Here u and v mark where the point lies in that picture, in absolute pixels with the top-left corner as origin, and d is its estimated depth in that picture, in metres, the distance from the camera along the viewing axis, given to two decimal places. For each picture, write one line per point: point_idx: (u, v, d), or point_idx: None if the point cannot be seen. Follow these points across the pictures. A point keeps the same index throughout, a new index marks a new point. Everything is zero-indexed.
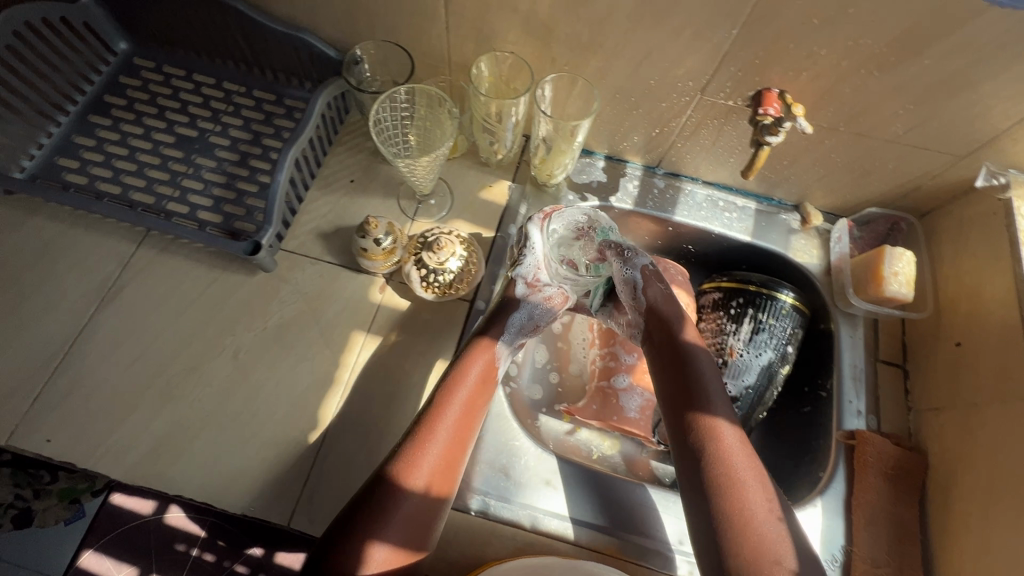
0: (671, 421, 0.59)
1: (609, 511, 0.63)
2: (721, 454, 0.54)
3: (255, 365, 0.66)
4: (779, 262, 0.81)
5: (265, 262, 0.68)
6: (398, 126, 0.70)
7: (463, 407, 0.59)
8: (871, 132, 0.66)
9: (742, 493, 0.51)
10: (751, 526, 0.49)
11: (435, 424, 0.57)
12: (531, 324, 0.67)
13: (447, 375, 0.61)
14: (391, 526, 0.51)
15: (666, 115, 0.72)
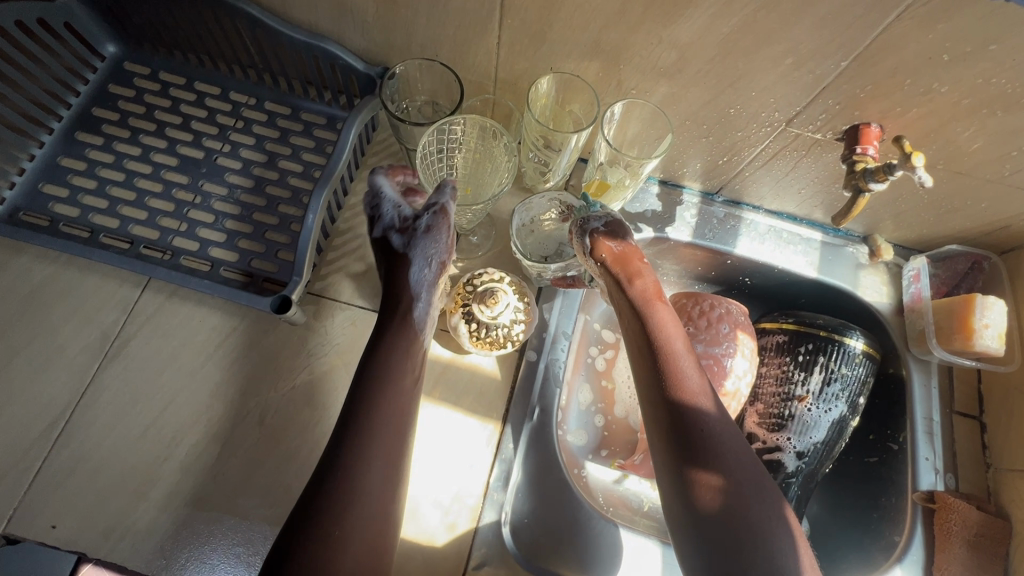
0: (657, 436, 0.51)
1: (548, 526, 0.58)
2: (704, 452, 0.49)
3: (284, 430, 0.59)
4: (845, 300, 0.75)
5: (295, 317, 0.60)
6: (445, 157, 0.64)
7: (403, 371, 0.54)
8: (972, 172, 0.59)
9: (740, 519, 0.46)
10: (753, 553, 0.45)
11: (381, 404, 0.51)
12: (432, 269, 0.59)
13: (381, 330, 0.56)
14: (347, 541, 0.45)
15: (738, 144, 0.65)
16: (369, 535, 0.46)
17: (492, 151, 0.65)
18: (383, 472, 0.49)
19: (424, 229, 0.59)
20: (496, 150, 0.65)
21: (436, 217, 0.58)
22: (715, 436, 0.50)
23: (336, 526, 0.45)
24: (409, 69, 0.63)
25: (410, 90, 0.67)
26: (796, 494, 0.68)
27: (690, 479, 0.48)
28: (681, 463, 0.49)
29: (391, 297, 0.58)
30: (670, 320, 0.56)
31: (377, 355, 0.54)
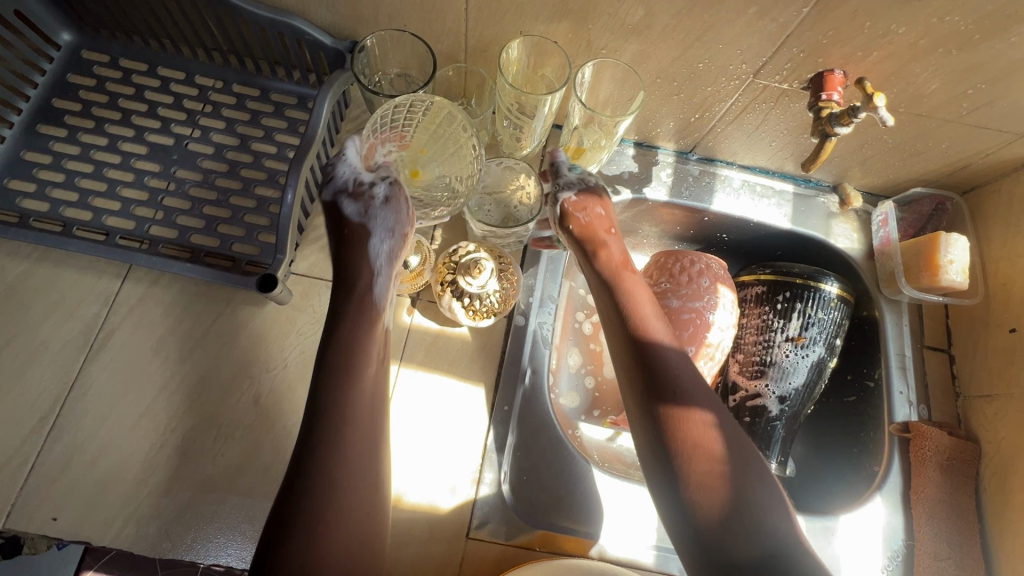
0: (621, 375, 0.52)
1: (540, 493, 0.60)
2: (662, 376, 0.48)
3: (280, 409, 0.60)
4: (818, 248, 0.77)
5: (280, 296, 0.60)
6: (387, 129, 0.53)
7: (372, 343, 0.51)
8: (932, 113, 0.62)
9: (708, 450, 0.45)
10: (722, 482, 0.44)
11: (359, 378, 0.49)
12: (393, 242, 0.54)
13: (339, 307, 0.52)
14: (336, 513, 0.43)
15: (709, 100, 0.66)
16: (360, 513, 0.44)
17: (457, 126, 0.55)
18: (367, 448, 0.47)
19: (381, 200, 0.53)
20: (458, 127, 0.55)
21: (394, 188, 0.53)
22: (678, 375, 0.49)
23: (326, 523, 0.42)
24: (380, 41, 0.62)
25: (381, 63, 0.66)
26: (781, 436, 0.71)
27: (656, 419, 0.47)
28: (646, 403, 0.48)
29: (341, 261, 0.53)
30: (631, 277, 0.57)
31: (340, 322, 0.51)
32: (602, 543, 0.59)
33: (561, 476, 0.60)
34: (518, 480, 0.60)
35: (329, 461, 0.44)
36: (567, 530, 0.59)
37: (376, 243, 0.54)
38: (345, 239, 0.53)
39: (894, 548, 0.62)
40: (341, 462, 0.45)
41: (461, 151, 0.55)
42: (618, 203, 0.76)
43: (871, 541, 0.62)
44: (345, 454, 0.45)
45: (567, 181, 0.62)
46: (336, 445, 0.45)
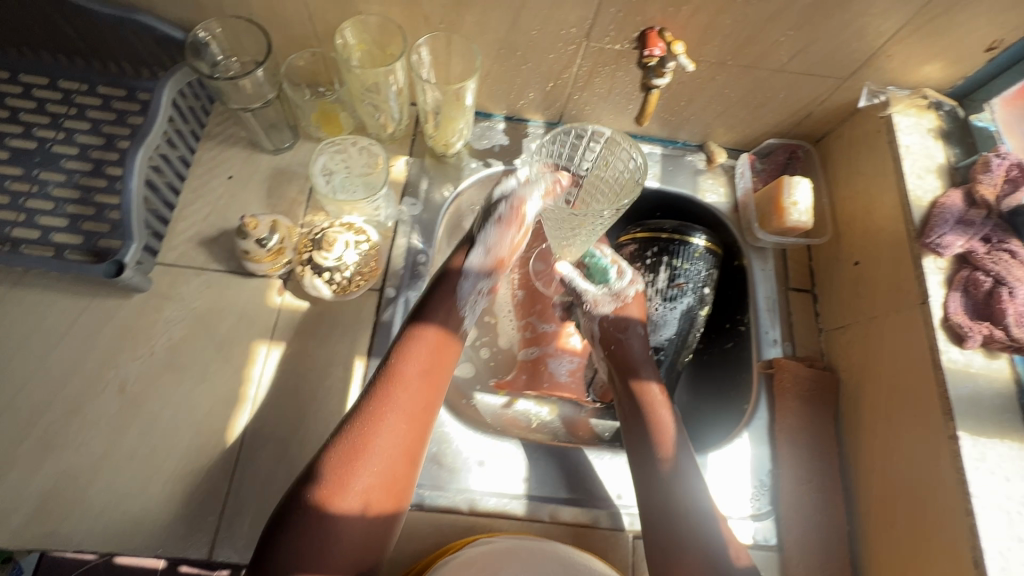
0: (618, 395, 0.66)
1: (570, 483, 0.63)
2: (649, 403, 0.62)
3: (147, 395, 0.60)
4: (689, 205, 0.81)
5: (137, 282, 0.61)
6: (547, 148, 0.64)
7: (404, 409, 0.54)
8: (758, 63, 0.65)
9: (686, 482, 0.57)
10: (693, 512, 0.55)
11: (381, 426, 0.52)
12: (488, 261, 0.63)
13: (384, 371, 0.56)
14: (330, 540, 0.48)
15: (556, 67, 0.69)
16: (373, 498, 0.50)
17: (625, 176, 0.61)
18: (374, 483, 0.50)
19: (497, 216, 0.62)
20: (619, 167, 0.63)
21: (513, 194, 0.62)
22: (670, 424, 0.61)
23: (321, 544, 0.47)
24: (213, 32, 0.61)
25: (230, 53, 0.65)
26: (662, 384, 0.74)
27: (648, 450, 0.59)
28: (642, 438, 0.60)
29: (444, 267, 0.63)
30: (637, 334, 0.67)
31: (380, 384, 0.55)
32: (474, 501, 0.60)
33: (547, 457, 0.64)
34: (541, 470, 0.63)
35: (350, 446, 0.51)
36: (598, 516, 0.61)
37: (466, 285, 0.61)
38: (436, 293, 0.60)
39: (761, 478, 0.65)
40: (368, 451, 0.51)
41: (619, 194, 0.61)
42: (492, 175, 0.78)
43: (738, 473, 0.65)
44: (369, 445, 0.51)
45: (591, 295, 0.70)
46: (369, 433, 0.52)
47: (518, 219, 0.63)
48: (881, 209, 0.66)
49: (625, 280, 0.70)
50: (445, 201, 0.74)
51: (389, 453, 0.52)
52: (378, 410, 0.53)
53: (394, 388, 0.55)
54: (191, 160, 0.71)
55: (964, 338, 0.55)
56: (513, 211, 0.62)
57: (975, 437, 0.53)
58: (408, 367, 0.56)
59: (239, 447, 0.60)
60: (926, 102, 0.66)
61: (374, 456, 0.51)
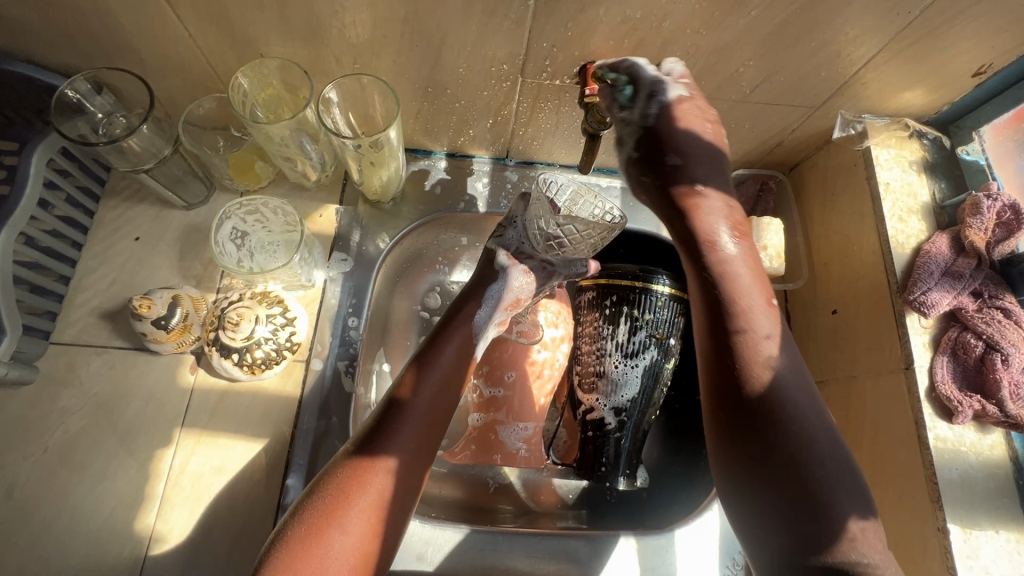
0: (754, 468, 0.41)
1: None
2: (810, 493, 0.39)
3: (39, 500, 0.54)
4: (654, 243, 0.73)
5: (23, 374, 0.55)
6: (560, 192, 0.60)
7: (351, 541, 0.43)
8: (718, 94, 0.58)
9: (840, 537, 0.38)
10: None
11: (316, 552, 0.42)
12: (511, 300, 0.58)
13: (337, 488, 0.45)
14: None
15: (494, 104, 0.61)
16: None
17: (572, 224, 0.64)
18: None
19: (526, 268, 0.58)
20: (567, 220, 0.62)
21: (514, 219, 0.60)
22: (797, 426, 0.41)
23: None
24: (81, 89, 0.54)
25: (112, 107, 0.57)
26: (627, 448, 0.67)
27: (779, 496, 0.40)
28: (790, 518, 0.39)
29: (456, 302, 0.58)
30: (739, 267, 0.47)
31: (329, 500, 0.44)
32: None
33: (591, 551, 0.59)
34: (586, 564, 0.58)
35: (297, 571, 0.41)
36: None
37: (482, 315, 0.57)
38: (447, 328, 0.55)
39: (732, 557, 0.59)
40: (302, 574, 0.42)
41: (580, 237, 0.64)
42: (433, 221, 0.71)
43: (707, 554, 0.59)
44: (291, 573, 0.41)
45: (621, 373, 0.67)
46: (299, 561, 0.42)
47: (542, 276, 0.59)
48: (859, 253, 0.59)
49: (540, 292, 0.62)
50: (381, 253, 0.67)
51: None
52: (316, 531, 0.43)
53: (360, 494, 0.45)
54: (90, 223, 0.63)
55: (953, 413, 0.49)
56: (548, 271, 0.59)
57: (967, 531, 0.46)
58: (375, 469, 0.46)
59: (146, 553, 0.53)
60: (907, 132, 0.60)
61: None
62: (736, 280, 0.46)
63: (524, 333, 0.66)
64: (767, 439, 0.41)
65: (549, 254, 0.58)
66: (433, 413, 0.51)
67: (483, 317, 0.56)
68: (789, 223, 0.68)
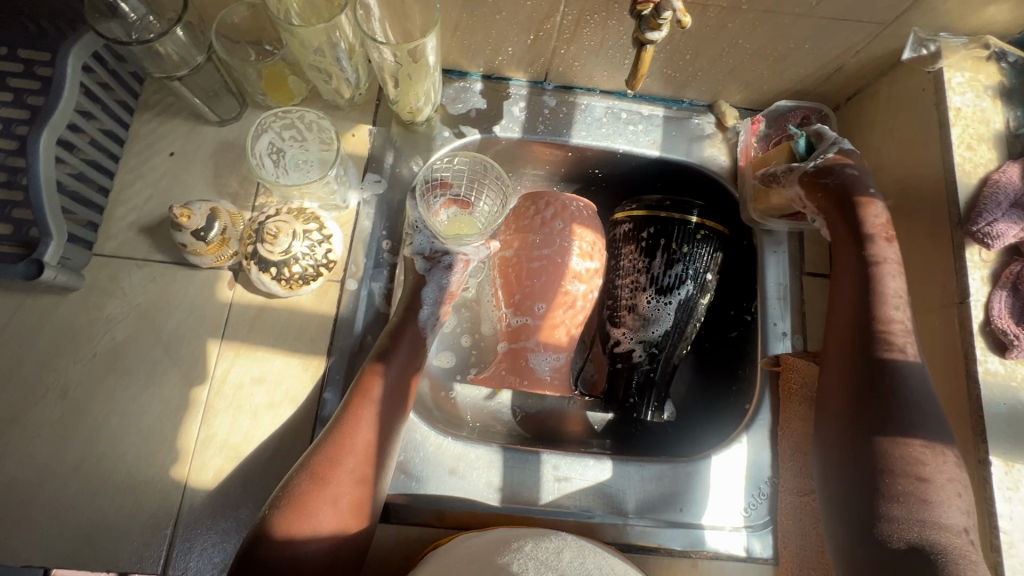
0: (853, 428, 0.49)
1: (667, 502, 0.59)
2: (908, 470, 0.46)
3: (90, 401, 0.56)
4: (694, 176, 0.71)
5: (69, 280, 0.56)
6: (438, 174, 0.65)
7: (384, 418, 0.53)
8: (780, 6, 0.53)
9: (935, 504, 0.44)
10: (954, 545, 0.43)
11: (358, 427, 0.52)
12: (444, 296, 0.62)
13: (361, 380, 0.54)
14: (312, 529, 0.47)
15: (536, 16, 0.58)
16: (354, 493, 0.50)
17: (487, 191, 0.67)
18: (353, 478, 0.50)
19: (447, 265, 0.61)
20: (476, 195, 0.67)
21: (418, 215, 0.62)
22: (923, 415, 0.47)
23: (303, 529, 0.47)
24: None
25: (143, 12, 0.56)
26: (657, 381, 0.68)
27: (882, 474, 0.46)
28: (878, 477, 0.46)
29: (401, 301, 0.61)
30: (892, 264, 0.53)
31: (365, 388, 0.54)
32: (445, 512, 0.57)
33: (645, 478, 0.60)
34: (640, 487, 0.59)
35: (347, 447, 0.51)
36: (685, 536, 0.58)
37: (423, 316, 0.60)
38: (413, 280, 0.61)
39: (757, 486, 0.60)
40: (354, 442, 0.51)
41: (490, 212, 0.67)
42: (467, 146, 0.69)
43: (733, 482, 0.60)
44: (345, 444, 0.51)
45: (652, 306, 0.66)
46: (346, 434, 0.51)
47: (462, 272, 0.63)
48: (918, 185, 0.56)
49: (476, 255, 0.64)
50: (415, 176, 0.66)
51: (377, 449, 0.52)
52: (357, 411, 0.52)
53: (349, 450, 0.51)
54: (125, 137, 0.63)
55: (1007, 347, 0.47)
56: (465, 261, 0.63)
57: (1009, 464, 0.46)
58: (360, 425, 0.52)
59: (192, 455, 0.56)
60: (985, 53, 0.55)
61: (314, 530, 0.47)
62: (888, 278, 0.52)
63: (557, 241, 0.64)
64: (880, 416, 0.48)
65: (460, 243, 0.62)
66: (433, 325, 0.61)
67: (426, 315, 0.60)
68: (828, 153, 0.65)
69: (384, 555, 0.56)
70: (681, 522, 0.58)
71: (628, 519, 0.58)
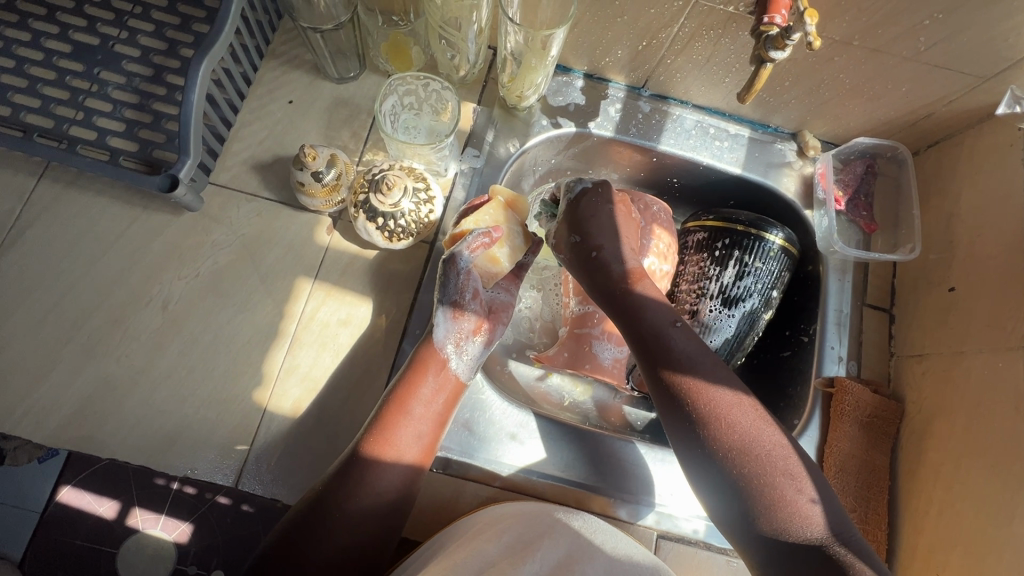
0: (676, 425, 0.50)
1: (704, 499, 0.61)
2: (737, 457, 0.47)
3: (187, 316, 0.60)
4: (769, 198, 0.74)
5: (189, 201, 0.60)
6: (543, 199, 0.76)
7: (435, 397, 0.53)
8: (889, 47, 0.57)
9: (775, 482, 0.46)
10: (783, 501, 0.46)
11: (411, 409, 0.52)
12: (457, 334, 0.54)
13: (413, 358, 0.54)
14: (359, 500, 0.48)
15: (655, 25, 0.61)
16: (405, 464, 0.50)
17: None
18: (401, 458, 0.50)
19: (451, 301, 0.54)
20: None
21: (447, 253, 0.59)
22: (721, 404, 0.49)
23: (353, 497, 0.48)
24: None
25: None
26: None
27: (710, 450, 0.48)
28: (716, 465, 0.48)
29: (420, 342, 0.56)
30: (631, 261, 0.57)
31: (416, 369, 0.53)
32: (503, 474, 0.60)
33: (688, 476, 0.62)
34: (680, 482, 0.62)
35: (396, 421, 0.51)
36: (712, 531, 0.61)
37: (439, 331, 0.54)
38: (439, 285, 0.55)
39: None
40: (408, 413, 0.51)
41: None
42: (561, 137, 0.72)
43: None
44: (396, 421, 0.51)
45: (712, 316, 0.69)
46: (396, 410, 0.51)
47: (490, 241, 0.56)
48: (994, 235, 0.59)
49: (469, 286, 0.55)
50: (510, 157, 0.69)
51: (426, 422, 0.52)
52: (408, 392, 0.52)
53: (383, 432, 0.50)
54: (253, 79, 0.67)
55: None
56: (462, 294, 0.54)
57: None
58: (418, 395, 0.52)
59: (273, 382, 0.59)
60: None
61: (383, 495, 0.49)
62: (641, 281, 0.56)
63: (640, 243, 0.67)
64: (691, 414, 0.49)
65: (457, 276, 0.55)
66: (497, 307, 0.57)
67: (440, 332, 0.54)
68: (877, 203, 0.72)
69: (441, 501, 0.59)
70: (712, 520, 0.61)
71: (670, 506, 0.61)
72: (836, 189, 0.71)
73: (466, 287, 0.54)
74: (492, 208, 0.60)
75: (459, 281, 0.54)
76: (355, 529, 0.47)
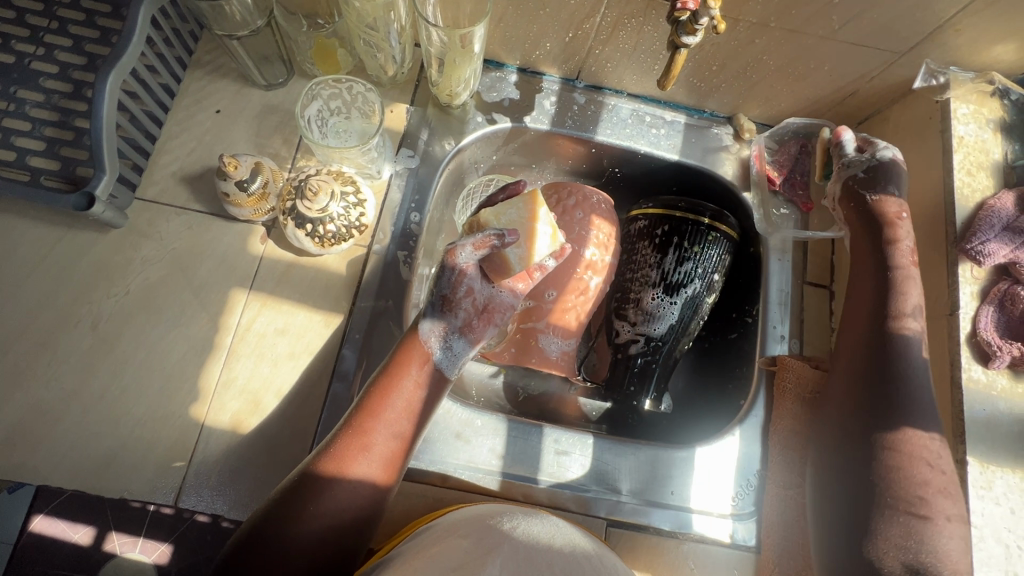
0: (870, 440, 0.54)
1: (656, 485, 0.62)
2: (907, 490, 0.51)
3: (119, 334, 0.59)
4: (708, 183, 0.75)
5: (112, 217, 0.59)
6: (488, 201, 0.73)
7: (407, 397, 0.53)
8: (804, 27, 0.57)
9: (920, 524, 0.49)
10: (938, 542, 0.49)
11: (382, 409, 0.51)
12: (443, 331, 0.56)
13: (391, 356, 0.55)
14: (323, 504, 0.47)
15: (577, 16, 0.62)
16: (377, 471, 0.50)
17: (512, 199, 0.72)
18: (371, 461, 0.50)
19: (445, 298, 0.56)
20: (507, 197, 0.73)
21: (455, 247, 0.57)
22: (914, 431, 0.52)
23: (314, 501, 0.47)
24: None
25: None
26: (659, 373, 0.71)
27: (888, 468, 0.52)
28: (898, 498, 0.51)
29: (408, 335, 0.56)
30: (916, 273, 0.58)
31: (394, 366, 0.54)
32: (451, 474, 0.60)
33: (641, 463, 0.62)
34: (636, 468, 0.62)
35: (376, 428, 0.51)
36: (665, 518, 0.61)
37: (425, 325, 0.55)
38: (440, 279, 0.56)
39: (746, 478, 0.62)
40: (385, 417, 0.51)
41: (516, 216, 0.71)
42: (498, 133, 0.72)
43: (726, 471, 0.62)
44: (368, 422, 0.51)
45: (654, 303, 0.69)
46: (370, 412, 0.51)
47: (495, 243, 0.55)
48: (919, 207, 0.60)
49: (462, 285, 0.55)
50: (446, 155, 0.69)
51: (404, 428, 0.52)
52: (382, 390, 0.52)
53: (357, 436, 0.50)
54: (177, 90, 0.66)
55: (989, 358, 0.52)
56: (454, 293, 0.56)
57: (984, 465, 0.51)
58: (392, 393, 0.52)
59: (210, 396, 0.58)
60: (991, 88, 0.60)
61: (352, 501, 0.49)
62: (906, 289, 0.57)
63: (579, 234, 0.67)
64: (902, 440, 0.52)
65: (456, 275, 0.55)
66: (485, 307, 0.58)
67: (429, 327, 0.55)
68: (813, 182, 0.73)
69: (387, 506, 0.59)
70: (664, 504, 0.61)
71: (622, 496, 0.61)
72: (771, 170, 0.72)
73: (460, 286, 0.55)
74: (521, 203, 0.58)
75: (452, 279, 0.55)
76: (313, 536, 0.47)
